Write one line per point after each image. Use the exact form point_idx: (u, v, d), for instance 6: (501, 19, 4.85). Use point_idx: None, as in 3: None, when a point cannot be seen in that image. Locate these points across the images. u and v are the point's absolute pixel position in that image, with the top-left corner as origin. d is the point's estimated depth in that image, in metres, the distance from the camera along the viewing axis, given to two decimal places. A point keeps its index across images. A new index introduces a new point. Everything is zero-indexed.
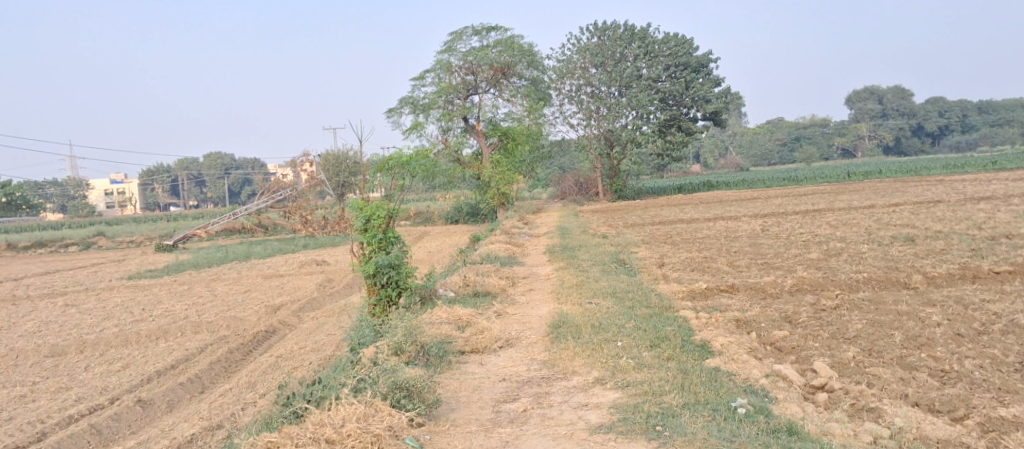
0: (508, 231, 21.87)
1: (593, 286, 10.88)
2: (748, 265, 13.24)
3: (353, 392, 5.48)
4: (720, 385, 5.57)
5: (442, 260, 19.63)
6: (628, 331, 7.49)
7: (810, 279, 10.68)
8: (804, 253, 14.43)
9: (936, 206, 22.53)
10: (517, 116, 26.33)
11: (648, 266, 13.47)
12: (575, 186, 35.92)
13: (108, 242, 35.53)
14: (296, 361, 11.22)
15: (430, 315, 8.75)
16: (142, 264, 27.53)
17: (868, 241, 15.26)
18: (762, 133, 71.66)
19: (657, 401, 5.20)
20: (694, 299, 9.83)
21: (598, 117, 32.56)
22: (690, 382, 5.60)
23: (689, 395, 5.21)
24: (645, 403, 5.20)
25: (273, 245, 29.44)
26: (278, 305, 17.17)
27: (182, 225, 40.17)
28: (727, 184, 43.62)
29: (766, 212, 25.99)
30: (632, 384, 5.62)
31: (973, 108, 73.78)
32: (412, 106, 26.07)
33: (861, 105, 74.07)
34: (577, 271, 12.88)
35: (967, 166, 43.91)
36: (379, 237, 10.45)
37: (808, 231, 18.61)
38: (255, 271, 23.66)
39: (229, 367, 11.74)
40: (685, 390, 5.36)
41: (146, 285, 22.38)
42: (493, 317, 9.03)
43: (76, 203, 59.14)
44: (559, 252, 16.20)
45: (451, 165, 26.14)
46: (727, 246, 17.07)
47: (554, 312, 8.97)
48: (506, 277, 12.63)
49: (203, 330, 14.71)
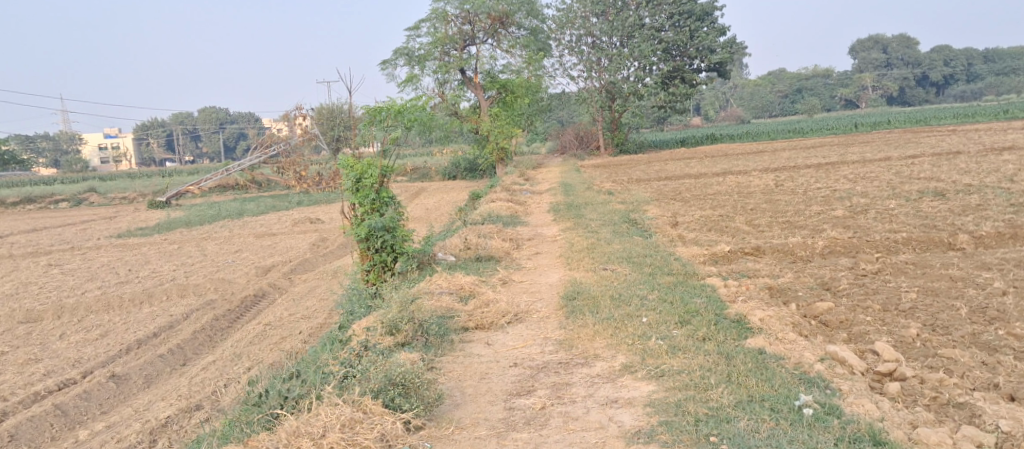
0: (509, 187, 20.94)
1: (607, 250, 10.07)
2: (769, 225, 12.40)
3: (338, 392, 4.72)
4: (771, 374, 4.75)
5: (441, 219, 18.74)
6: (653, 304, 6.65)
7: (843, 241, 9.88)
8: (827, 210, 13.60)
9: (955, 158, 21.76)
10: (516, 68, 25.20)
11: (662, 226, 12.63)
12: (576, 140, 34.86)
13: (99, 198, 34.48)
14: (285, 331, 10.41)
15: (429, 284, 7.93)
16: (132, 221, 26.56)
17: (894, 197, 14.46)
18: (763, 85, 70.27)
19: (701, 402, 4.43)
20: (717, 264, 9.02)
21: (599, 68, 31.48)
22: (736, 372, 4.78)
23: (740, 396, 4.43)
24: (690, 405, 4.43)
25: (266, 203, 28.45)
26: (269, 267, 16.30)
27: (174, 180, 39.08)
28: (731, 137, 42.62)
29: (777, 166, 25.13)
30: (669, 374, 4.82)
31: (980, 57, 72.33)
32: (406, 57, 24.92)
33: (865, 55, 72.57)
34: (586, 231, 12.05)
35: (977, 115, 42.93)
36: (372, 198, 9.55)
37: (825, 186, 17.77)
38: (247, 230, 22.75)
39: (216, 335, 10.81)
40: (733, 385, 4.57)
41: (134, 244, 21.47)
42: (498, 286, 8.22)
43: (68, 158, 57.74)
44: (564, 211, 15.32)
45: (448, 118, 25.06)
46: (741, 202, 16.23)
47: (566, 280, 8.14)
48: (510, 239, 11.77)
49: (189, 294, 13.83)
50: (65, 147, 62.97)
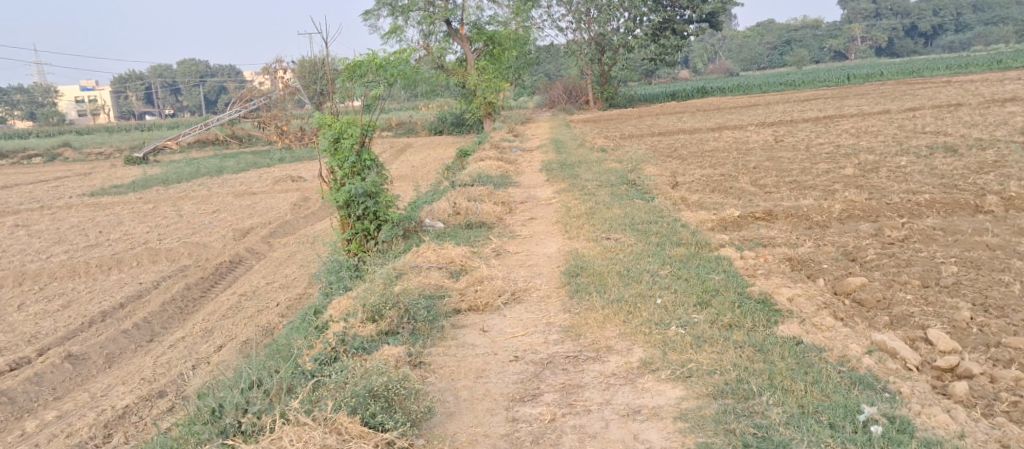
0: (497, 144, 20.13)
1: (607, 214, 9.40)
2: (776, 185, 11.70)
3: (308, 409, 4.15)
4: (812, 377, 4.17)
5: (428, 179, 17.98)
6: (665, 281, 5.98)
7: (861, 204, 9.20)
8: (835, 168, 12.91)
9: (957, 110, 21.07)
10: (504, 19, 24.08)
11: (662, 187, 11.91)
12: (565, 94, 33.91)
13: (73, 154, 33.29)
14: (262, 304, 9.71)
15: (416, 258, 7.31)
16: (107, 178, 25.56)
17: (902, 153, 13.77)
18: (752, 37, 69.14)
19: (734, 420, 3.90)
20: (728, 231, 8.38)
21: (588, 20, 30.20)
22: (772, 374, 4.20)
23: (779, 413, 3.89)
24: (732, 422, 3.89)
25: (247, 159, 27.49)
26: (247, 229, 15.51)
27: (151, 135, 37.87)
28: (721, 90, 41.68)
29: (772, 121, 24.38)
30: (702, 381, 4.25)
31: (970, 6, 71.13)
32: (389, 8, 23.70)
33: (854, 5, 71.40)
34: (582, 193, 11.39)
35: (970, 66, 42.22)
36: (352, 160, 8.79)
37: (827, 142, 17.07)
38: (225, 189, 21.85)
39: (186, 305, 10.07)
40: (771, 396, 4.01)
41: (106, 203, 20.54)
42: (491, 258, 7.55)
43: (43, 112, 56.00)
44: (557, 171, 14.56)
45: (433, 72, 23.91)
46: (740, 160, 15.51)
47: (566, 252, 7.48)
48: (502, 202, 11.03)
49: (161, 259, 13.04)
50: (40, 100, 61.12)
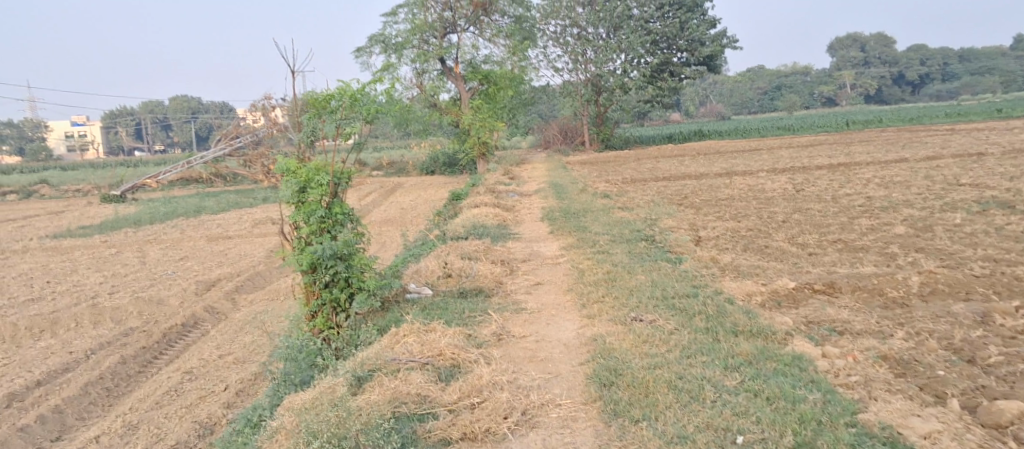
0: (493, 187, 18.51)
1: (629, 282, 7.80)
2: (818, 245, 10.08)
3: None
4: None
5: (418, 225, 16.36)
6: (737, 400, 4.67)
7: (941, 274, 7.48)
8: (880, 225, 11.25)
9: (983, 160, 19.59)
10: (499, 59, 22.51)
11: (687, 245, 10.28)
12: (560, 135, 32.44)
13: (49, 191, 31.30)
14: (208, 386, 8.01)
15: (395, 351, 5.64)
16: (77, 218, 23.76)
17: (948, 208, 12.22)
18: (743, 82, 68.24)
19: None
20: (788, 311, 6.75)
21: (585, 60, 28.88)
22: None
23: None
24: None
25: (227, 199, 25.77)
26: (213, 281, 13.74)
27: (131, 172, 35.97)
28: (719, 133, 40.23)
29: (784, 167, 22.89)
30: None
31: (955, 56, 70.31)
32: (382, 44, 21.94)
33: (843, 53, 70.98)
34: (595, 251, 9.79)
35: (970, 114, 40.98)
36: (321, 215, 7.09)
37: (854, 192, 15.45)
38: (199, 231, 20.10)
39: (118, 386, 8.24)
40: None
41: (67, 247, 18.70)
42: (493, 349, 5.91)
43: (30, 146, 53.59)
44: (562, 221, 12.92)
45: (426, 111, 22.54)
46: (762, 212, 13.88)
47: (593, 341, 5.85)
48: (501, 261, 9.33)
49: (106, 320, 11.21)
50: (32, 135, 57.51)
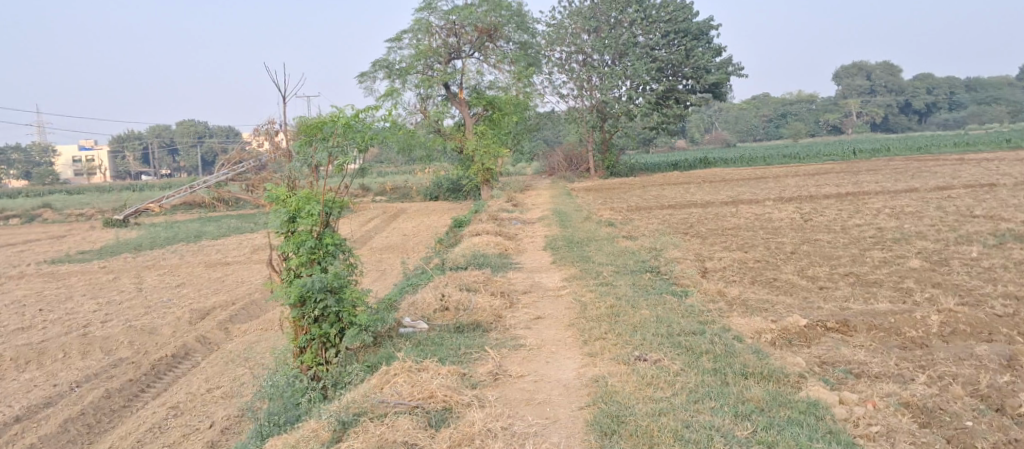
0: (495, 214, 18.23)
1: (633, 317, 7.46)
2: (830, 278, 9.75)
3: None
4: None
5: (419, 252, 16.07)
6: None
7: (962, 312, 7.17)
8: (892, 257, 10.92)
9: (994, 190, 19.26)
10: (504, 85, 22.29)
11: (693, 277, 9.95)
12: (564, 162, 32.21)
13: (52, 215, 31.12)
14: (193, 424, 7.67)
15: (384, 393, 5.32)
16: (78, 243, 23.52)
17: (962, 240, 11.90)
18: (748, 109, 68.16)
19: None
20: (801, 350, 6.43)
21: (590, 87, 28.68)
22: None
23: None
24: None
25: (229, 224, 25.53)
26: (209, 310, 13.42)
27: (135, 195, 35.79)
28: (724, 161, 39.95)
29: (792, 195, 22.59)
30: None
31: (961, 85, 70.27)
32: (386, 70, 21.75)
33: (848, 81, 70.90)
34: (598, 283, 9.47)
35: (978, 144, 40.69)
36: (311, 245, 6.79)
37: (863, 222, 15.13)
38: (199, 257, 19.82)
39: (100, 422, 7.91)
40: None
41: (64, 273, 18.41)
42: (489, 391, 5.59)
43: (37, 170, 53.58)
44: (566, 251, 12.61)
45: (430, 136, 22.26)
46: (770, 242, 13.57)
47: (595, 382, 5.53)
48: (500, 292, 9.01)
49: (96, 349, 10.88)
50: (39, 158, 57.79)
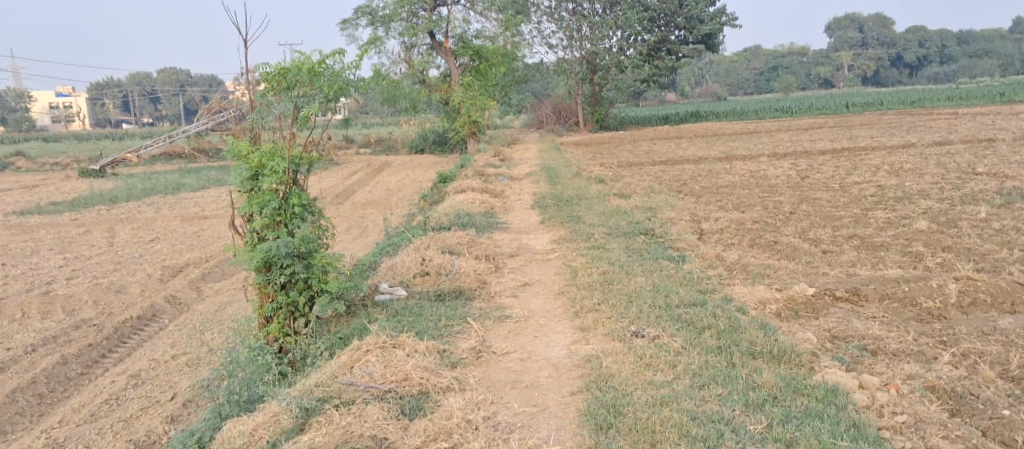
0: (481, 170, 17.58)
1: (628, 285, 6.92)
2: (834, 241, 9.22)
3: None
4: None
5: (402, 208, 15.45)
6: None
7: (981, 280, 6.68)
8: (897, 218, 10.40)
9: (993, 146, 18.78)
10: (491, 34, 21.45)
11: (689, 240, 9.40)
12: (553, 115, 31.46)
13: (26, 164, 30.12)
14: (153, 396, 7.11)
15: (355, 376, 4.77)
16: (51, 193, 22.70)
17: (966, 199, 11.40)
18: (738, 62, 67.20)
19: None
20: (811, 323, 5.91)
21: (580, 38, 27.75)
22: None
23: None
24: None
25: (208, 176, 24.74)
26: (181, 267, 12.81)
27: (113, 145, 34.79)
28: (716, 114, 39.26)
29: (785, 151, 22.03)
30: None
31: (953, 39, 69.43)
32: (369, 17, 20.91)
33: (840, 34, 69.90)
34: (589, 246, 8.89)
35: (971, 97, 40.10)
36: (276, 206, 6.16)
37: (863, 180, 14.59)
38: (175, 210, 19.12)
39: (54, 392, 7.37)
40: None
41: (32, 225, 17.65)
42: (473, 371, 5.07)
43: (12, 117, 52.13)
44: (554, 209, 12.02)
45: (416, 87, 21.55)
46: (767, 201, 13.02)
47: (588, 362, 5.00)
48: (484, 255, 8.44)
49: (58, 309, 10.28)
50: (15, 105, 56.25)
